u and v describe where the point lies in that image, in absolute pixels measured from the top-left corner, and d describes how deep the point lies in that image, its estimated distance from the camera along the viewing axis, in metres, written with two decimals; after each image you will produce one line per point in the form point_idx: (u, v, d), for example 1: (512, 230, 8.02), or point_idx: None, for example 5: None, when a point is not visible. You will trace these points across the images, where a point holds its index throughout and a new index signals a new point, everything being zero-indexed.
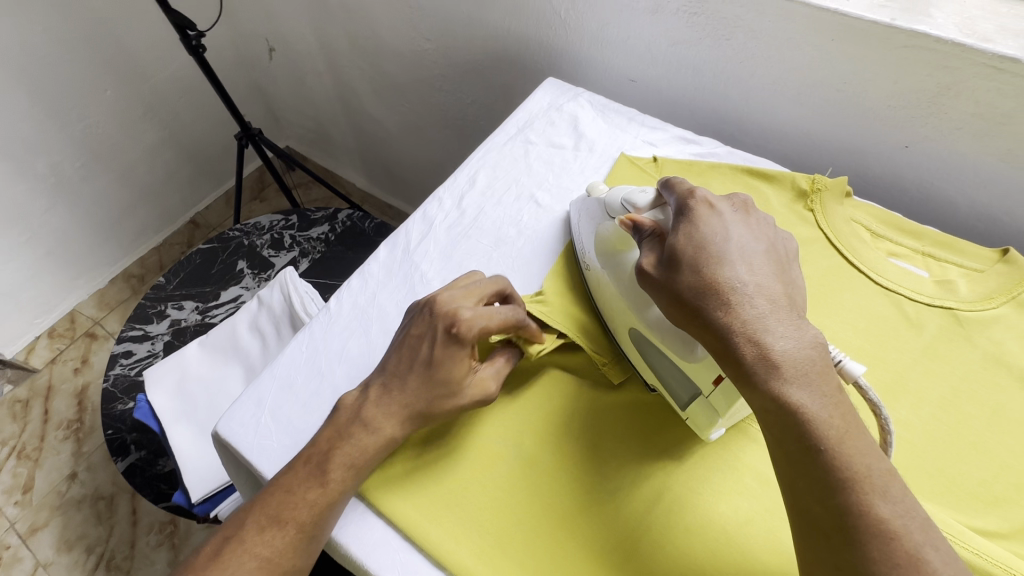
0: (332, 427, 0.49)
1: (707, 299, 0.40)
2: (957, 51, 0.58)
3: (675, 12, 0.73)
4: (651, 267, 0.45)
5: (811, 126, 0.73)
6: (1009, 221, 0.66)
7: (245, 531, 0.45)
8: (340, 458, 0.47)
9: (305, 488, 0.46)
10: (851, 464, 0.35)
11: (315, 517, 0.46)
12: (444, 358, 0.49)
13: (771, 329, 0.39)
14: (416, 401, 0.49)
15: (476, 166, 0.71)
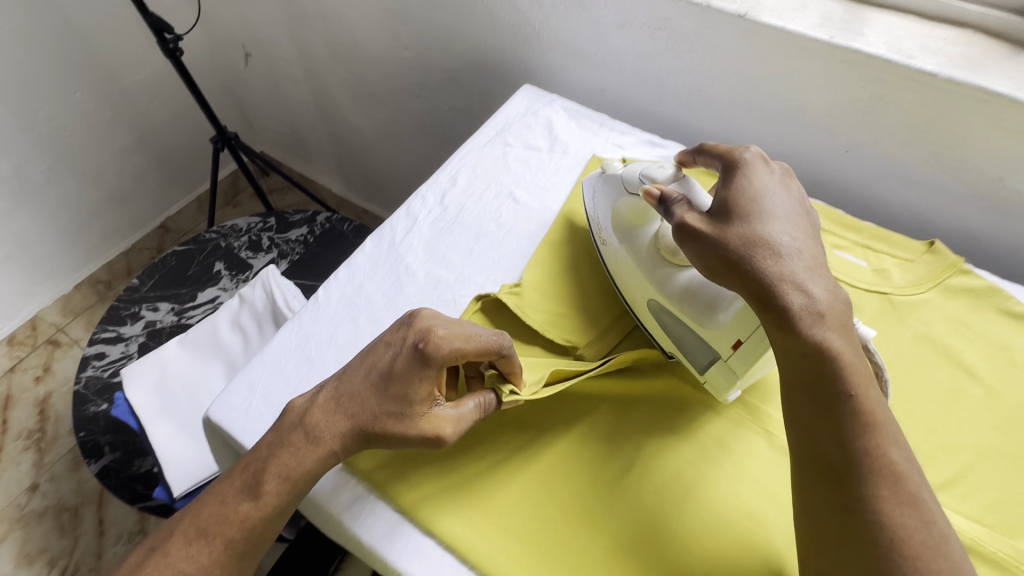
0: (272, 439, 0.50)
1: (754, 253, 0.45)
2: (886, 66, 0.65)
3: (640, 27, 0.79)
4: (693, 223, 0.48)
5: (765, 133, 0.80)
6: (937, 218, 0.74)
7: (174, 543, 0.47)
8: (276, 470, 0.48)
9: (239, 499, 0.48)
10: (869, 412, 0.40)
11: (243, 534, 0.47)
12: (405, 378, 0.49)
13: (809, 283, 0.43)
14: (360, 420, 0.49)
15: (457, 166, 0.75)
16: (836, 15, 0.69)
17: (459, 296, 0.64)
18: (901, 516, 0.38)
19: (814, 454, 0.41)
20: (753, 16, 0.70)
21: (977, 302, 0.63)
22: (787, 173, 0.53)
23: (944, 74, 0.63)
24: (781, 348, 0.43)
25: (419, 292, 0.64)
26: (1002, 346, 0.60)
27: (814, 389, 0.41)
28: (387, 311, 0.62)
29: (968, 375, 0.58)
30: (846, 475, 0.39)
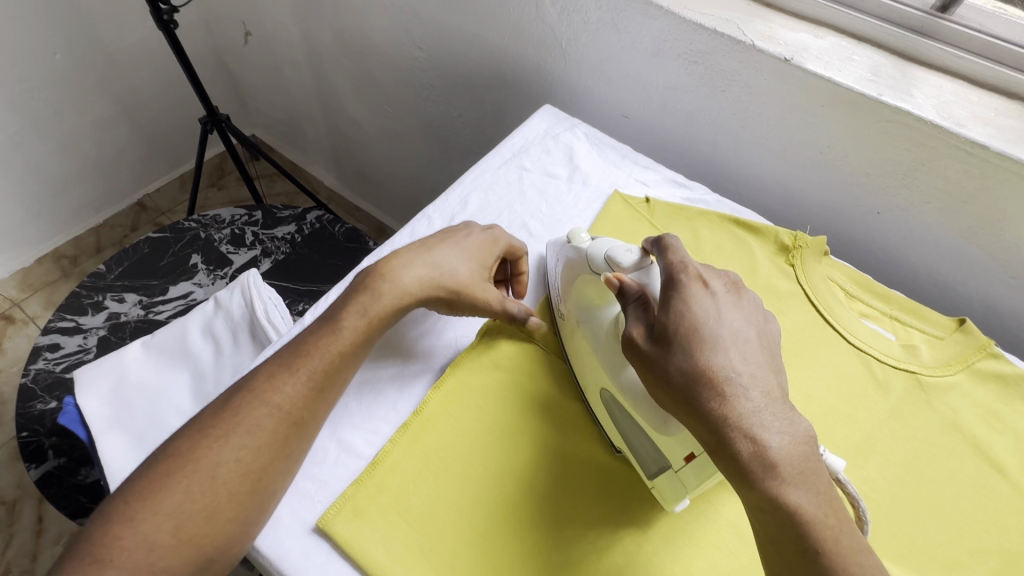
0: (347, 292, 0.54)
1: (697, 387, 0.40)
2: (934, 131, 0.61)
3: (674, 59, 0.75)
4: (636, 339, 0.44)
5: (792, 183, 0.76)
6: (964, 291, 0.71)
7: (257, 381, 0.49)
8: (354, 309, 0.52)
9: (321, 338, 0.51)
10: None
11: (327, 365, 0.50)
12: (479, 242, 0.58)
13: (756, 425, 0.39)
14: (441, 272, 0.55)
15: (468, 187, 0.70)
16: (885, 69, 0.66)
17: (460, 336, 0.58)
18: None
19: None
20: (799, 61, 0.66)
21: (1008, 391, 0.59)
22: (737, 280, 0.46)
23: (995, 147, 0.59)
24: (738, 492, 0.40)
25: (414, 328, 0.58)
26: None
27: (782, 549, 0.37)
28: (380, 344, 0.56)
29: (995, 472, 0.55)
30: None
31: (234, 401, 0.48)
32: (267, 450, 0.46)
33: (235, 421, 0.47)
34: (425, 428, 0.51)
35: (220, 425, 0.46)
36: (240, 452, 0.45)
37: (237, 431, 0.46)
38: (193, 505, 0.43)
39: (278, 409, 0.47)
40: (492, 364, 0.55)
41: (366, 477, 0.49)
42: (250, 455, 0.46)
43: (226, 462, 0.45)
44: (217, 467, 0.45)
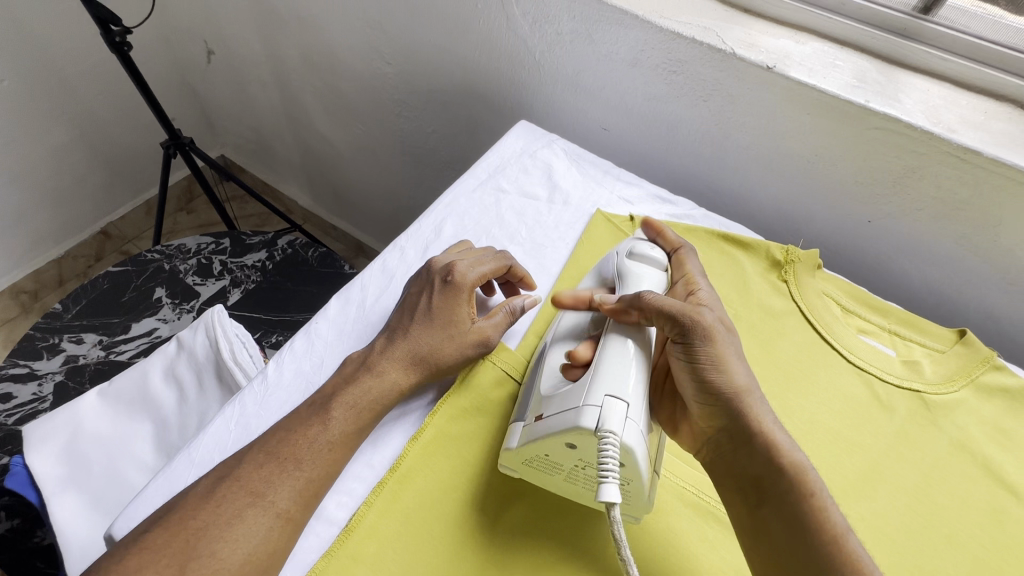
0: (335, 378, 0.49)
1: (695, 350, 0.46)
2: (925, 138, 0.59)
3: (653, 69, 0.72)
4: (645, 299, 0.48)
5: (779, 193, 0.73)
6: (960, 299, 0.69)
7: (241, 470, 0.43)
8: (346, 398, 0.47)
9: (308, 425, 0.45)
10: (827, 508, 0.42)
11: (316, 457, 0.44)
12: (444, 304, 0.52)
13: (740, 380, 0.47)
14: (418, 350, 0.50)
15: (442, 213, 0.66)
16: (870, 75, 0.63)
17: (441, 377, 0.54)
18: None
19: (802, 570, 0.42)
20: (782, 69, 0.63)
21: (1013, 405, 0.57)
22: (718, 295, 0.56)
23: (988, 152, 0.57)
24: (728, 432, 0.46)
25: None
26: None
27: (762, 481, 0.44)
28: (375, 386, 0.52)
29: (1008, 494, 0.52)
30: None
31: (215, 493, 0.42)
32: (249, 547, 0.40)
33: (224, 514, 0.41)
34: (404, 484, 0.47)
35: (199, 520, 0.40)
36: (228, 556, 0.40)
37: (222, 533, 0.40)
38: None
39: (277, 504, 0.42)
40: (475, 408, 0.51)
41: (337, 548, 0.44)
42: (242, 556, 0.40)
43: (201, 565, 0.39)
44: (189, 564, 0.39)
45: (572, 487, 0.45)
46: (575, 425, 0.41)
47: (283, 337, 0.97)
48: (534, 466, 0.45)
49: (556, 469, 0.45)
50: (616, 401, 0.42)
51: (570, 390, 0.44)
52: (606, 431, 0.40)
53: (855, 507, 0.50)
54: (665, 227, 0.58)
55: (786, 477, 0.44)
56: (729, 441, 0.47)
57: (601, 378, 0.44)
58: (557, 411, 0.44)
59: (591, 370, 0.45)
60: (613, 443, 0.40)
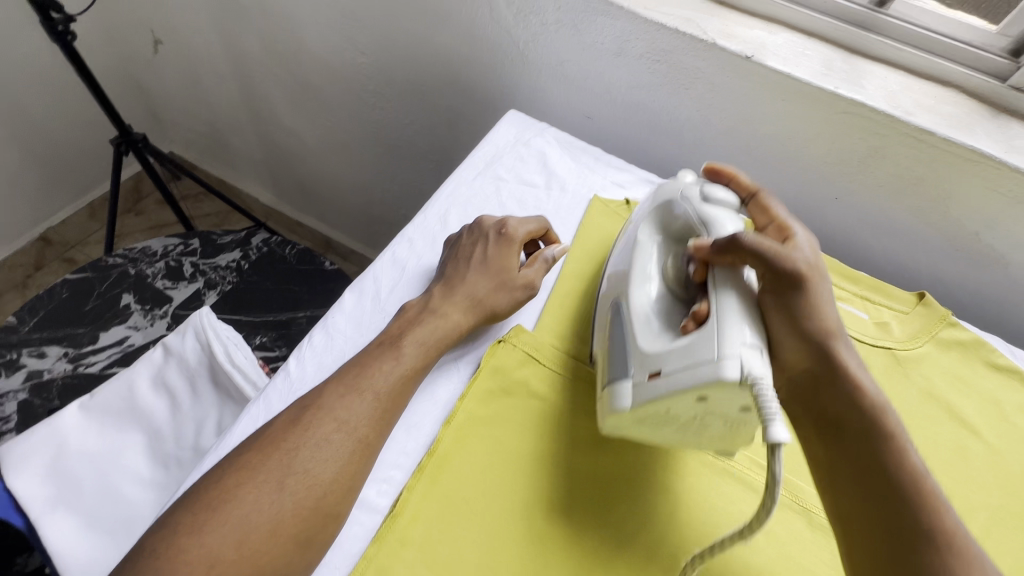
0: (400, 320, 0.53)
1: (804, 288, 0.49)
2: (887, 121, 0.65)
3: (638, 58, 0.75)
4: (743, 237, 0.48)
5: (755, 176, 0.79)
6: (915, 267, 0.76)
7: (323, 398, 0.46)
8: (414, 337, 0.51)
9: (382, 360, 0.49)
10: (903, 448, 0.45)
11: (392, 386, 0.47)
12: (500, 252, 0.57)
13: (835, 324, 0.50)
14: (476, 292, 0.55)
15: (446, 203, 0.66)
16: (835, 63, 0.69)
17: (462, 362, 0.55)
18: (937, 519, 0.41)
19: (859, 500, 0.44)
20: (760, 58, 0.68)
21: (966, 355, 0.64)
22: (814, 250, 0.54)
23: (941, 133, 0.64)
24: (812, 372, 0.49)
25: None
26: (993, 400, 0.62)
27: (844, 421, 0.48)
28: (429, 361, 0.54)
29: (970, 433, 0.59)
30: (906, 522, 0.42)
31: (227, 476, 0.41)
32: (340, 466, 0.43)
33: (234, 495, 0.40)
34: (442, 468, 0.48)
35: (288, 442, 0.43)
36: (226, 544, 0.38)
37: (227, 515, 0.39)
38: (259, 522, 0.40)
39: (287, 492, 0.41)
40: (502, 390, 0.52)
41: (387, 532, 0.44)
42: (307, 484, 0.42)
43: (297, 477, 0.42)
44: (285, 479, 0.41)
45: (682, 438, 0.47)
46: (716, 376, 0.41)
47: (267, 337, 0.95)
48: (646, 422, 0.47)
49: (670, 421, 0.46)
50: (752, 348, 0.43)
51: (694, 341, 0.45)
52: (757, 377, 0.41)
53: None
54: (737, 171, 0.59)
55: (864, 414, 0.47)
56: (812, 383, 0.50)
57: (726, 328, 0.44)
58: (684, 366, 0.44)
59: (714, 316, 0.45)
60: (769, 392, 0.40)
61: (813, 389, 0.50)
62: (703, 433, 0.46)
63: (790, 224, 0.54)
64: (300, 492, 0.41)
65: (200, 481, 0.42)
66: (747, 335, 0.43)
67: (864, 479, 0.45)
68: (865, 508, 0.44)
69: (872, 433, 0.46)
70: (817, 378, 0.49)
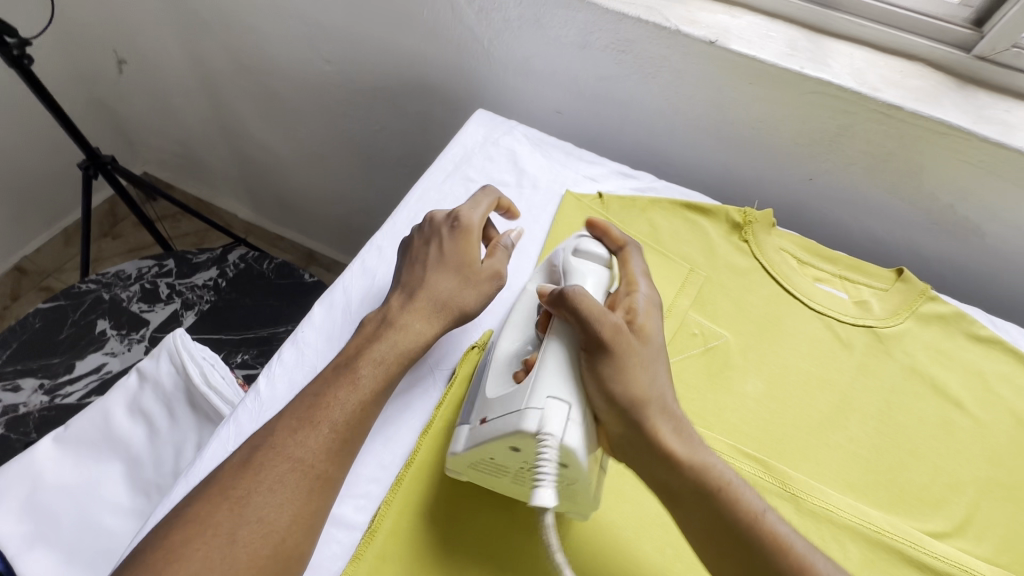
0: (357, 338, 0.51)
1: (614, 352, 0.45)
2: (854, 98, 0.65)
3: (603, 49, 0.74)
4: (573, 292, 0.47)
5: (729, 161, 0.78)
6: (894, 242, 0.76)
7: (275, 437, 0.44)
8: (371, 358, 0.49)
9: (337, 389, 0.47)
10: (742, 504, 0.43)
11: (348, 416, 0.46)
12: (455, 247, 0.55)
13: (661, 378, 0.46)
14: (439, 295, 0.53)
15: (415, 208, 0.65)
16: (800, 43, 0.69)
17: (439, 370, 0.55)
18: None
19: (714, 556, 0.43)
20: (724, 43, 0.67)
21: (948, 328, 0.64)
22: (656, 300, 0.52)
23: (909, 107, 0.63)
24: (620, 435, 0.45)
25: None
26: (977, 373, 0.62)
27: (672, 489, 0.44)
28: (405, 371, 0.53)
29: (955, 407, 0.59)
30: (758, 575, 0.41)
31: (177, 531, 0.39)
32: (295, 507, 0.42)
33: (182, 553, 0.38)
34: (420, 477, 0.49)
35: (239, 488, 0.41)
36: None
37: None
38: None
39: (239, 542, 0.39)
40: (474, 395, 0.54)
41: (365, 551, 0.45)
42: (263, 529, 0.40)
43: (248, 526, 0.40)
44: (236, 530, 0.40)
45: (515, 485, 0.47)
46: (517, 427, 0.42)
47: (248, 356, 0.93)
48: (478, 470, 0.46)
49: (501, 471, 0.46)
50: (557, 401, 0.43)
51: (517, 390, 0.45)
52: (546, 436, 0.41)
53: (834, 437, 0.56)
54: (607, 223, 0.56)
55: (687, 476, 0.43)
56: (630, 448, 0.45)
57: (542, 379, 0.44)
58: (500, 415, 0.44)
59: (535, 366, 0.46)
60: (549, 455, 0.40)
61: (632, 455, 0.45)
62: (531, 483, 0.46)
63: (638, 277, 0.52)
64: (256, 542, 0.40)
65: (154, 534, 0.40)
66: (560, 391, 0.43)
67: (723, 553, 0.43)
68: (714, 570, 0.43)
69: (702, 495, 0.43)
70: (634, 444, 0.44)
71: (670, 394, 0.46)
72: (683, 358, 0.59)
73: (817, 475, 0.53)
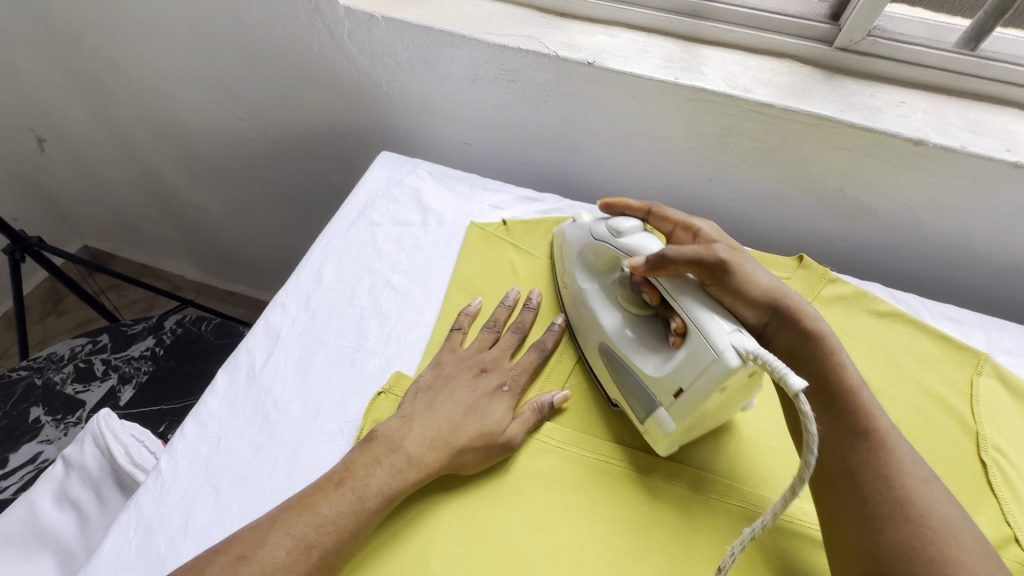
0: (360, 451, 0.48)
1: (732, 270, 0.49)
2: (730, 100, 0.68)
3: (494, 80, 0.76)
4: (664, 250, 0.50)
5: (633, 172, 0.80)
6: (799, 229, 0.79)
7: (245, 545, 0.41)
8: (375, 484, 0.46)
9: (328, 501, 0.44)
10: (850, 369, 0.49)
11: (339, 530, 0.43)
12: (490, 404, 0.53)
13: (771, 277, 0.52)
14: (451, 442, 0.50)
15: (319, 259, 0.65)
16: (675, 55, 0.72)
17: (344, 425, 0.53)
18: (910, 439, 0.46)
19: (843, 439, 0.47)
20: (601, 63, 0.69)
21: (849, 308, 0.67)
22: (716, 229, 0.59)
23: (779, 104, 0.66)
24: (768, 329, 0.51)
25: (293, 430, 0.52)
26: (881, 349, 0.64)
27: (807, 363, 0.50)
28: (312, 427, 0.52)
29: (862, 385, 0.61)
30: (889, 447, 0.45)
31: None
32: None
33: None
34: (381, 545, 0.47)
35: None
36: None
37: None
38: None
39: None
40: None
41: None
42: None
43: None
44: None
45: (720, 414, 0.50)
46: (726, 369, 0.43)
47: None
48: (693, 425, 0.49)
49: (706, 415, 0.48)
50: (738, 332, 0.45)
51: (693, 343, 0.46)
52: (753, 352, 0.42)
53: (747, 431, 0.56)
54: (627, 199, 0.63)
55: (818, 344, 0.49)
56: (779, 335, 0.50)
57: (706, 326, 0.46)
58: (699, 372, 0.45)
59: (692, 325, 0.47)
60: (770, 355, 0.41)
61: (784, 349, 0.51)
62: (733, 404, 0.49)
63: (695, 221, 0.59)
64: None
65: None
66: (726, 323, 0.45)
67: (847, 414, 0.47)
68: (850, 462, 0.46)
69: (825, 360, 0.49)
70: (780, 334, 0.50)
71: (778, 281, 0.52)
72: (590, 374, 0.59)
73: (727, 471, 0.53)
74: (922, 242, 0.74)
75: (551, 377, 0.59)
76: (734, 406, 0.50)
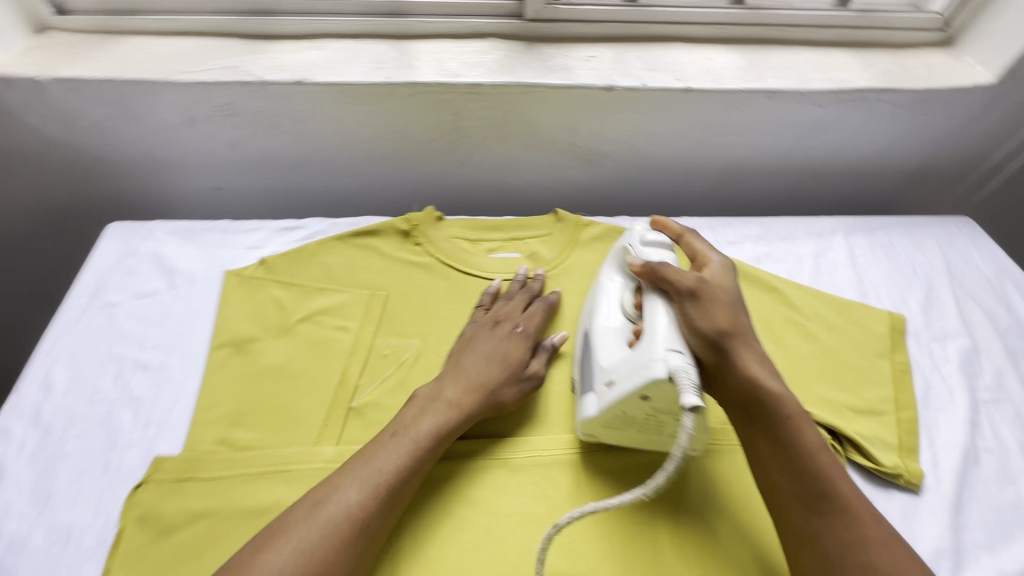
0: (391, 426, 0.52)
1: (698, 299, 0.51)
2: (445, 87, 0.71)
3: (212, 119, 0.72)
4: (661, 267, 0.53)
5: (395, 173, 0.82)
6: (557, 185, 0.87)
7: (246, 557, 0.42)
8: (399, 450, 0.49)
9: (353, 483, 0.46)
10: (804, 431, 0.49)
11: (369, 506, 0.45)
12: (511, 350, 0.59)
13: (743, 317, 0.53)
14: (480, 389, 0.55)
15: (45, 364, 0.57)
16: (385, 56, 0.73)
17: (105, 534, 0.48)
18: (827, 455, 0.48)
19: (775, 474, 0.48)
20: (310, 78, 0.68)
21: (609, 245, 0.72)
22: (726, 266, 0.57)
23: (488, 82, 0.71)
24: (719, 369, 0.50)
25: (39, 565, 0.46)
26: None
27: (748, 402, 0.50)
28: (65, 552, 0.47)
29: None
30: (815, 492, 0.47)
31: None
32: None
33: None
34: None
35: None
36: None
37: None
38: None
39: None
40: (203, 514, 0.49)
41: None
42: None
43: None
44: None
45: (648, 435, 0.52)
46: (650, 376, 0.46)
47: None
48: (614, 426, 0.52)
49: (632, 423, 0.51)
50: (677, 352, 0.47)
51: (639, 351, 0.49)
52: (678, 369, 0.45)
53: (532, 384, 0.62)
54: (666, 218, 0.63)
55: (767, 404, 0.49)
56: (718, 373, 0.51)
57: (658, 335, 0.48)
58: (630, 373, 0.48)
59: (648, 324, 0.50)
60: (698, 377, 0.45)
61: (720, 385, 0.51)
62: (663, 430, 0.51)
63: (707, 259, 0.58)
64: None
65: None
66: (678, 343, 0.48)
67: (783, 461, 0.48)
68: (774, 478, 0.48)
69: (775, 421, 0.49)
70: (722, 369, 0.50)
71: (748, 326, 0.52)
72: (378, 384, 0.59)
73: (520, 430, 0.58)
74: (655, 170, 0.85)
75: (338, 400, 0.57)
76: (671, 434, 0.51)
